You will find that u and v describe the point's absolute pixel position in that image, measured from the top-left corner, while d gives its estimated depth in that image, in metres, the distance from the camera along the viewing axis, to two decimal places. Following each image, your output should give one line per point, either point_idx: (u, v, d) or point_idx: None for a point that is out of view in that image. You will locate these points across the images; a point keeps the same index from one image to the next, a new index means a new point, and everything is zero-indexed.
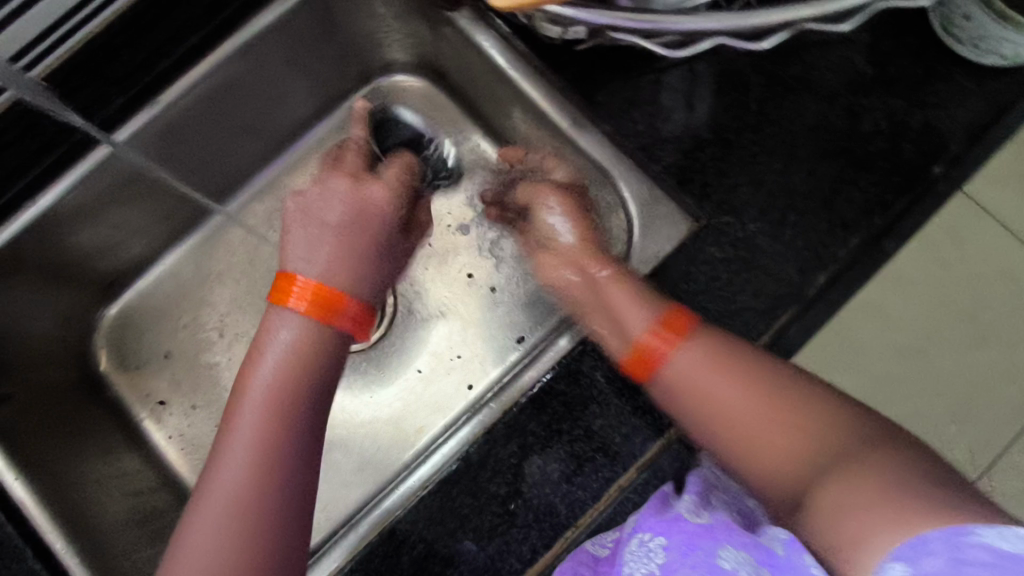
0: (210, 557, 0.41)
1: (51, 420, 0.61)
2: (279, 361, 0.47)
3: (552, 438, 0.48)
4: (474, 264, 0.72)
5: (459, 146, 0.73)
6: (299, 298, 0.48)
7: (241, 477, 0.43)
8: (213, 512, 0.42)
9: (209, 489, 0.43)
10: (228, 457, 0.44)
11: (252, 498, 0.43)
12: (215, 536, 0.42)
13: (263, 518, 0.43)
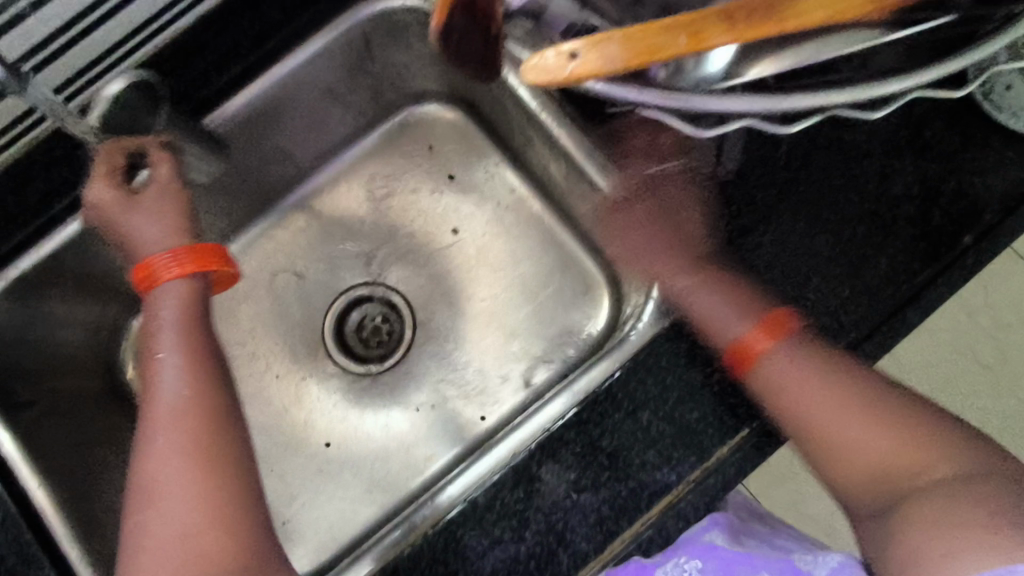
0: (175, 474, 0.42)
1: (76, 426, 0.62)
2: (178, 309, 0.48)
3: (559, 487, 0.48)
4: (493, 295, 0.72)
5: (487, 176, 0.74)
6: (168, 267, 0.49)
7: (184, 400, 0.44)
8: (161, 441, 0.43)
9: (156, 420, 0.44)
10: (162, 391, 0.45)
11: (199, 418, 0.44)
12: (174, 454, 0.42)
13: (216, 433, 0.44)
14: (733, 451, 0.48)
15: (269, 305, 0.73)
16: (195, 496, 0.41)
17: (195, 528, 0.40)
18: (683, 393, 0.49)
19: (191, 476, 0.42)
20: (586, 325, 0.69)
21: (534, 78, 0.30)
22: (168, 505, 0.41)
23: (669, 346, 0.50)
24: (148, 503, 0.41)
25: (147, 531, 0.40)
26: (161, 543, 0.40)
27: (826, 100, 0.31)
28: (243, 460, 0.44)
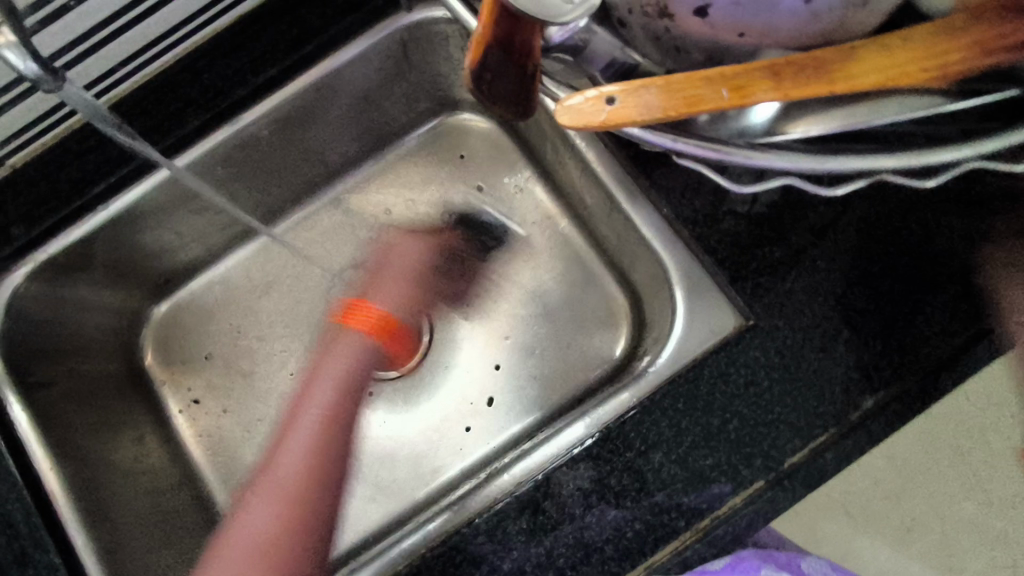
0: (261, 543, 0.50)
1: (92, 409, 0.63)
2: (336, 380, 0.59)
3: (563, 522, 0.47)
4: (512, 312, 0.71)
5: (516, 190, 0.73)
6: (370, 321, 0.63)
7: (300, 471, 0.53)
8: (266, 504, 0.52)
9: (268, 484, 0.53)
10: (288, 460, 0.54)
11: (302, 501, 0.52)
12: (267, 524, 0.51)
13: (307, 524, 0.51)
14: (745, 502, 0.46)
15: (290, 303, 0.73)
16: (262, 569, 0.49)
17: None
18: (699, 437, 0.47)
19: (268, 553, 0.49)
20: (607, 350, 0.67)
21: (565, 123, 0.32)
22: (248, 563, 0.49)
23: (687, 389, 0.48)
24: (239, 552, 0.50)
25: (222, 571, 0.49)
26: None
27: (875, 163, 0.33)
28: (314, 556, 0.51)
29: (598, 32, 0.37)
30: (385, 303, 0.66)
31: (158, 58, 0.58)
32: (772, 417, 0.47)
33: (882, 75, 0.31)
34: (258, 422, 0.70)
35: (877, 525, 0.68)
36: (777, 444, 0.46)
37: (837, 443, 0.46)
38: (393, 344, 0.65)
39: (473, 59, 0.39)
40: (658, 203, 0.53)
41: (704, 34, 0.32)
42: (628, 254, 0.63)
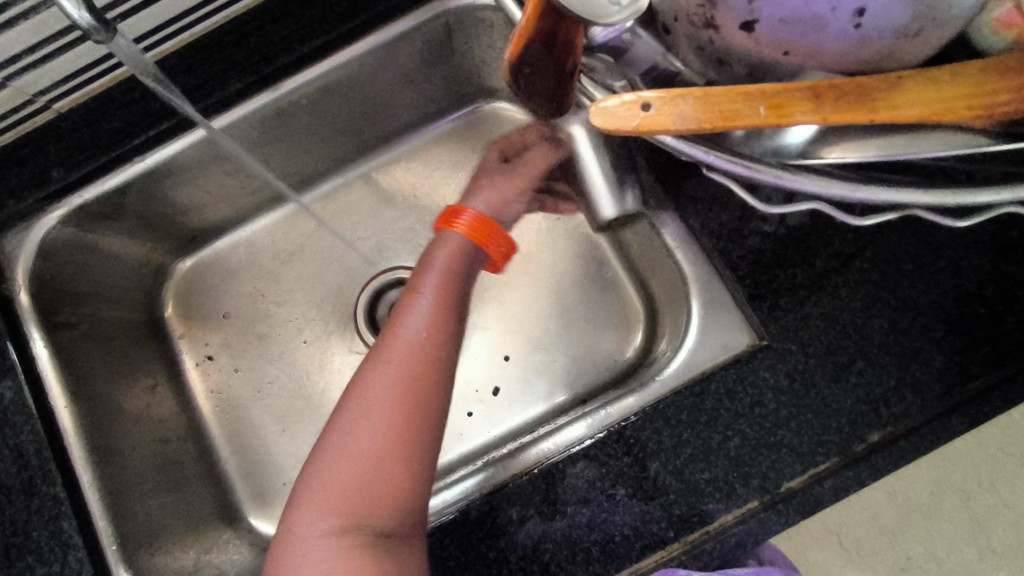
0: (388, 402, 0.44)
1: (110, 354, 0.65)
2: (444, 264, 0.53)
3: (553, 517, 0.48)
4: (528, 304, 0.72)
5: None
6: (460, 226, 0.56)
7: (421, 342, 0.47)
8: (388, 369, 0.46)
9: (388, 352, 0.47)
10: (404, 330, 0.48)
11: (424, 364, 0.46)
12: (390, 388, 0.45)
13: (430, 388, 0.46)
14: (736, 521, 0.46)
15: (310, 272, 0.74)
16: (391, 434, 0.43)
17: (386, 457, 0.43)
18: (697, 451, 0.47)
19: (395, 418, 0.44)
20: (617, 355, 0.67)
21: (598, 123, 0.32)
22: (373, 428, 0.44)
23: (692, 402, 0.48)
24: (360, 417, 0.44)
25: (341, 443, 0.43)
26: (355, 457, 0.43)
27: (908, 196, 0.33)
28: (437, 422, 0.45)
29: (642, 36, 0.36)
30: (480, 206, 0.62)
31: (187, 21, 0.58)
32: (774, 439, 0.46)
33: (927, 107, 0.30)
34: (268, 384, 0.72)
35: (865, 559, 0.68)
36: (775, 467, 0.46)
37: (836, 473, 0.46)
38: (483, 243, 0.56)
39: (512, 54, 0.40)
40: (685, 213, 0.52)
41: (748, 47, 0.32)
42: (649, 259, 0.63)
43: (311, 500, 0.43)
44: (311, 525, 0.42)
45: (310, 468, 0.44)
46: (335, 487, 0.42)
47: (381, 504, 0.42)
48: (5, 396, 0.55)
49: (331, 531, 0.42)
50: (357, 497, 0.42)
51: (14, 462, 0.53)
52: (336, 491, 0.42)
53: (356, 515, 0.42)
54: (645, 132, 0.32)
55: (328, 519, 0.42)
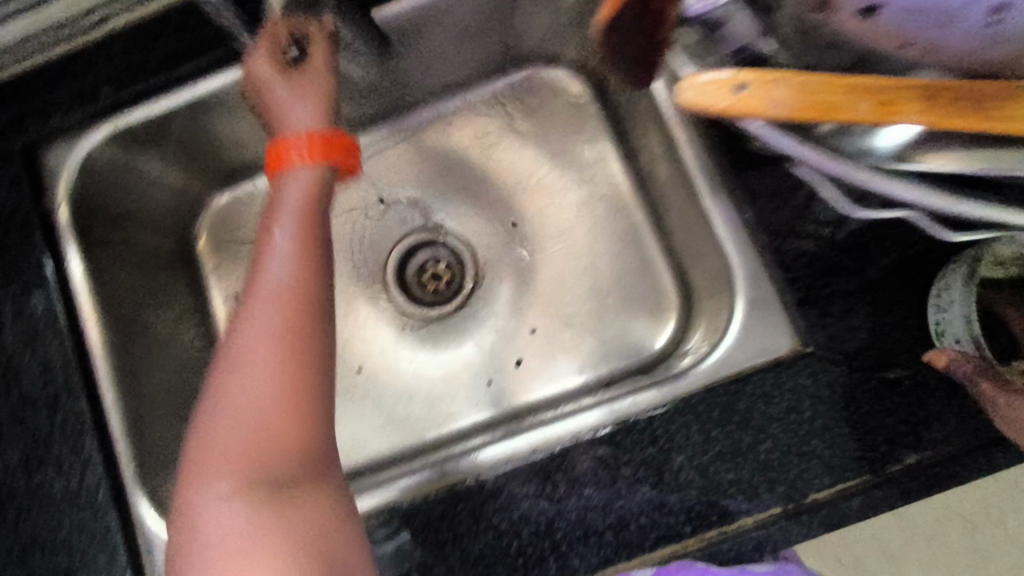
0: (262, 344, 0.39)
1: (142, 279, 0.65)
2: (301, 186, 0.47)
3: (569, 497, 0.47)
4: (562, 280, 0.70)
5: (593, 157, 0.71)
6: (300, 154, 0.48)
7: (289, 278, 0.42)
8: (260, 314, 0.41)
9: (256, 295, 0.42)
10: (270, 268, 0.43)
11: (297, 298, 0.41)
12: (264, 330, 0.40)
13: (309, 323, 0.41)
14: (756, 525, 0.46)
15: (347, 223, 0.74)
16: (274, 380, 0.38)
17: (273, 403, 0.38)
18: (725, 450, 0.46)
19: (272, 362, 0.39)
20: (647, 342, 0.66)
21: (686, 96, 0.31)
22: (253, 379, 0.39)
23: (725, 401, 0.47)
24: (235, 371, 0.39)
25: (222, 403, 0.39)
26: (238, 415, 0.38)
27: (995, 211, 0.33)
28: (323, 356, 0.40)
29: (737, 15, 0.35)
30: (309, 116, 0.50)
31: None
32: (805, 446, 0.45)
33: None
34: None
35: None
36: (804, 476, 0.45)
37: (867, 491, 0.45)
38: (340, 157, 0.49)
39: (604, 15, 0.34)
40: (743, 206, 0.50)
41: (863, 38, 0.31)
42: (692, 252, 0.62)
43: (200, 470, 0.38)
44: (203, 496, 0.37)
45: (196, 438, 0.39)
46: (226, 450, 0.37)
47: (280, 453, 0.37)
48: (39, 309, 0.56)
49: (229, 497, 0.36)
50: (251, 453, 0.37)
51: (40, 373, 0.55)
52: (226, 452, 0.37)
53: (254, 470, 0.37)
54: (733, 109, 0.32)
55: (222, 485, 0.37)
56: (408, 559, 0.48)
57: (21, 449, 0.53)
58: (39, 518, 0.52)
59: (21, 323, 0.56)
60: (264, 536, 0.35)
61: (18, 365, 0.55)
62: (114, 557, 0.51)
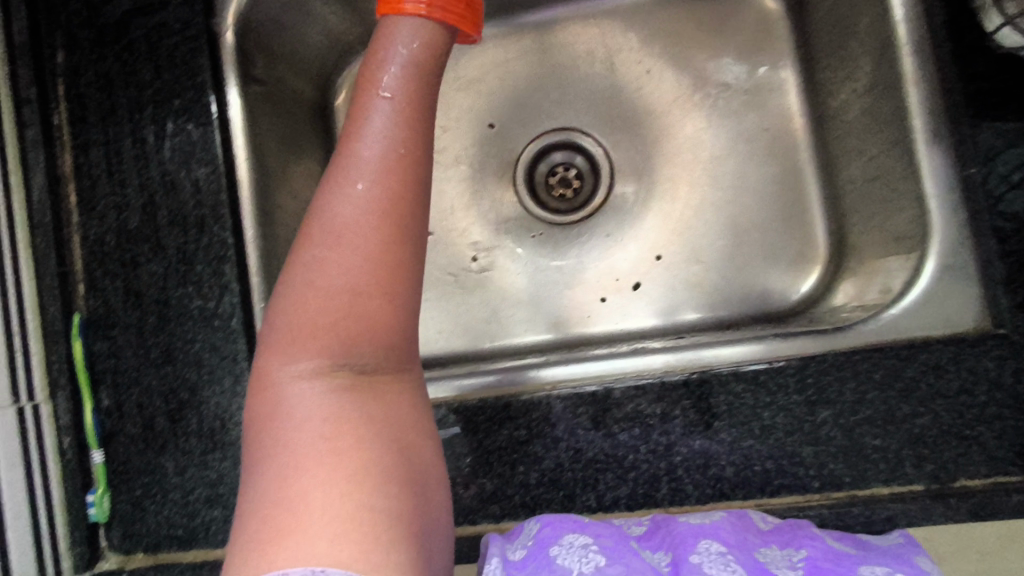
0: (361, 219, 0.36)
1: (285, 122, 0.64)
2: (411, 58, 0.42)
3: (698, 426, 0.46)
4: (700, 210, 0.65)
5: (769, 81, 0.65)
6: None
7: (391, 148, 0.38)
8: (361, 190, 0.37)
9: (355, 165, 0.37)
10: (371, 138, 0.39)
11: (398, 179, 0.37)
12: (363, 204, 0.36)
13: (408, 210, 0.37)
14: (892, 497, 0.44)
15: (487, 103, 0.69)
16: (372, 263, 0.35)
17: (367, 288, 0.35)
18: (877, 416, 0.44)
19: (370, 245, 0.36)
20: (782, 294, 0.62)
21: None
22: (350, 258, 0.35)
23: (892, 364, 0.44)
24: (331, 245, 0.36)
25: (312, 275, 0.35)
26: (330, 294, 0.35)
27: None
28: (418, 248, 0.38)
29: None
30: None
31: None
32: (969, 431, 0.43)
33: None
34: None
35: None
36: (956, 459, 0.43)
37: None
38: (460, 20, 0.45)
39: None
40: (967, 163, 0.45)
41: None
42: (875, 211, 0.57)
43: (284, 342, 0.36)
44: (285, 367, 0.35)
45: (279, 304, 0.36)
46: (313, 325, 0.35)
47: (371, 341, 0.36)
48: (196, 130, 0.56)
49: (316, 374, 0.35)
50: (342, 335, 0.35)
51: (193, 193, 0.56)
52: (314, 329, 0.35)
53: (343, 352, 0.35)
54: None
55: (307, 358, 0.35)
56: (516, 450, 0.48)
57: (167, 262, 0.56)
58: (175, 330, 0.55)
59: (177, 142, 0.56)
60: (347, 419, 0.34)
61: (172, 180, 0.56)
62: (240, 382, 0.54)
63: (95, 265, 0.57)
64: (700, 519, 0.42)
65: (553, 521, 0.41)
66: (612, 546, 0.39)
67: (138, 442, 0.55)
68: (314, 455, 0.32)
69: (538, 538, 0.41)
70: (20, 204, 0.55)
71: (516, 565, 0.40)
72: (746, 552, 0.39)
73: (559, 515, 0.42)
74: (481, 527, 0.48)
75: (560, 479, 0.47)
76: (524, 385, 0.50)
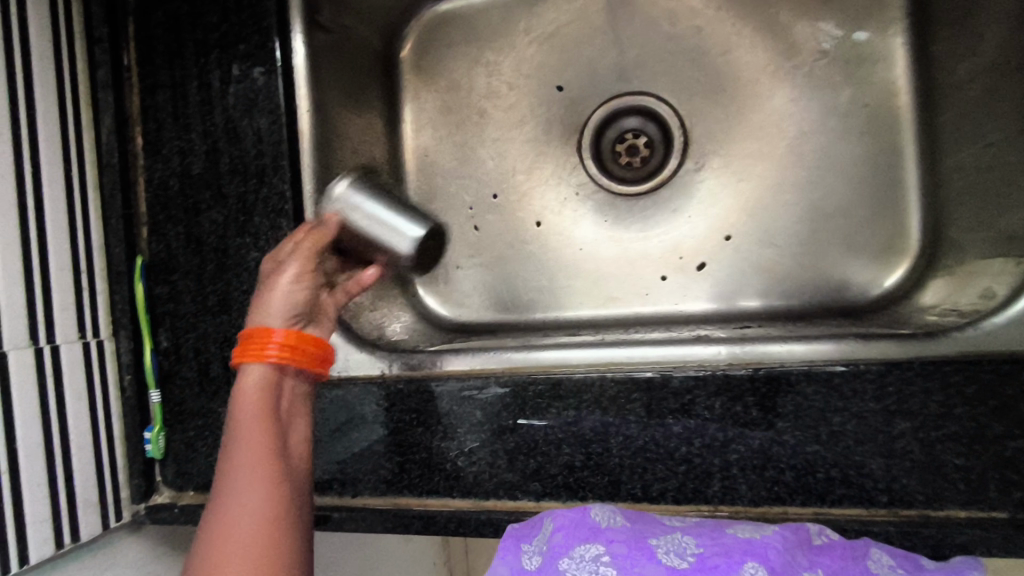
0: (260, 492, 0.38)
1: (349, 74, 0.62)
2: (259, 394, 0.42)
3: (758, 425, 0.43)
4: (779, 190, 0.60)
5: (872, 50, 0.58)
6: (272, 351, 0.43)
7: (255, 442, 0.39)
8: (251, 477, 0.38)
9: (228, 473, 0.38)
10: (232, 459, 0.39)
11: (275, 463, 0.39)
12: (256, 482, 0.38)
13: (290, 486, 0.39)
14: (972, 522, 0.40)
15: (556, 63, 0.65)
16: (269, 517, 0.37)
17: (272, 534, 0.36)
18: (965, 433, 0.40)
19: (275, 499, 0.38)
20: (862, 288, 0.57)
21: None
22: (253, 512, 0.37)
23: (989, 379, 0.40)
24: (240, 494, 0.37)
25: (225, 538, 0.36)
26: (245, 560, 0.35)
27: None
28: (301, 507, 0.39)
29: None
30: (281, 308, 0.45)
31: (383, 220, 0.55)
32: None
33: None
34: (473, 165, 0.67)
35: None
36: None
37: None
38: (308, 364, 0.45)
39: None
40: None
41: None
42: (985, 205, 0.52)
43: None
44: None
45: None
46: None
47: None
48: (259, 78, 0.55)
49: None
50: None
51: (253, 144, 0.55)
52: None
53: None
54: None
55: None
56: (563, 431, 0.46)
57: (226, 212, 0.56)
58: (231, 280, 0.56)
59: (239, 91, 0.55)
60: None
61: (233, 130, 0.56)
62: None
63: (159, 208, 0.57)
64: (750, 533, 0.39)
65: (567, 527, 0.41)
66: (626, 553, 0.38)
67: (194, 385, 0.57)
68: None
69: (552, 545, 0.40)
70: (91, 145, 0.55)
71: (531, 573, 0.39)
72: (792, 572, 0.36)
73: (575, 521, 0.41)
74: (520, 504, 0.47)
75: (607, 465, 0.46)
76: (579, 368, 0.49)
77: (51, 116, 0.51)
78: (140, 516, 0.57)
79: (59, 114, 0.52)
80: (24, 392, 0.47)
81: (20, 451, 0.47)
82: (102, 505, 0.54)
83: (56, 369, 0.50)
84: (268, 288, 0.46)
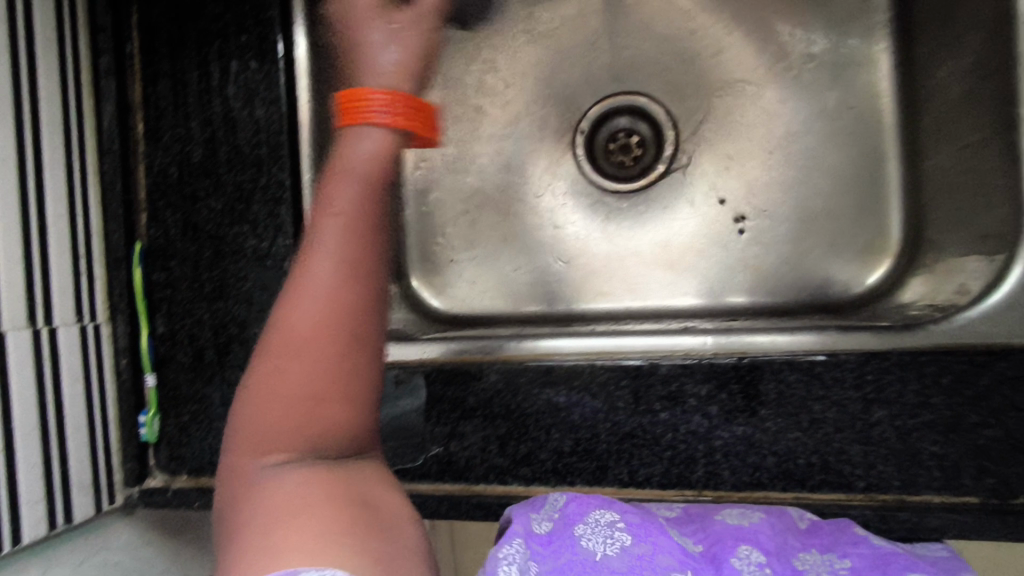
0: (332, 294, 0.31)
1: None
2: (349, 174, 0.33)
3: (742, 413, 0.44)
4: (767, 189, 0.62)
5: (858, 55, 0.60)
6: (376, 108, 0.36)
7: (330, 241, 0.32)
8: (323, 271, 0.31)
9: (313, 252, 0.32)
10: (309, 253, 0.32)
11: (354, 257, 0.32)
12: (333, 274, 0.31)
13: (365, 294, 0.32)
14: (944, 506, 0.42)
15: (551, 63, 0.67)
16: (337, 328, 0.31)
17: (335, 357, 0.31)
18: (940, 421, 0.42)
19: (347, 306, 0.31)
20: (846, 285, 0.59)
21: None
22: (318, 323, 0.31)
23: (962, 369, 0.42)
24: (309, 293, 0.31)
25: (287, 347, 0.31)
26: (297, 377, 0.31)
27: None
28: (375, 332, 0.32)
29: None
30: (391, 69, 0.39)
31: None
32: None
33: None
34: (468, 159, 0.68)
35: None
36: (1022, 476, 0.41)
37: None
38: (422, 131, 0.37)
39: None
40: None
41: None
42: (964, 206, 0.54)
43: (247, 424, 0.32)
44: (245, 451, 0.32)
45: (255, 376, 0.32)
46: (278, 404, 0.31)
47: (329, 431, 0.32)
48: (261, 68, 0.56)
49: (272, 473, 0.31)
50: (300, 418, 0.31)
51: (254, 133, 0.56)
52: (281, 426, 0.32)
53: (301, 435, 0.31)
54: None
55: (272, 446, 0.32)
56: (551, 415, 0.48)
57: (226, 198, 0.57)
58: (229, 265, 0.57)
59: (241, 80, 0.56)
60: (326, 500, 0.31)
61: (233, 118, 0.57)
62: None
63: (158, 195, 0.58)
64: (738, 519, 0.43)
65: (582, 498, 0.43)
66: (640, 524, 0.40)
67: (188, 370, 0.57)
68: (295, 524, 0.30)
69: (564, 513, 0.42)
70: (91, 131, 0.56)
71: (541, 537, 0.42)
72: (784, 560, 0.40)
73: (591, 494, 0.43)
74: (510, 488, 0.48)
75: (595, 449, 0.47)
76: (569, 356, 0.50)
77: (53, 102, 0.52)
78: (134, 499, 0.57)
79: (61, 101, 0.53)
80: (22, 374, 0.48)
81: (17, 430, 0.47)
82: (97, 487, 0.54)
83: (54, 353, 0.51)
84: (372, 64, 0.39)
